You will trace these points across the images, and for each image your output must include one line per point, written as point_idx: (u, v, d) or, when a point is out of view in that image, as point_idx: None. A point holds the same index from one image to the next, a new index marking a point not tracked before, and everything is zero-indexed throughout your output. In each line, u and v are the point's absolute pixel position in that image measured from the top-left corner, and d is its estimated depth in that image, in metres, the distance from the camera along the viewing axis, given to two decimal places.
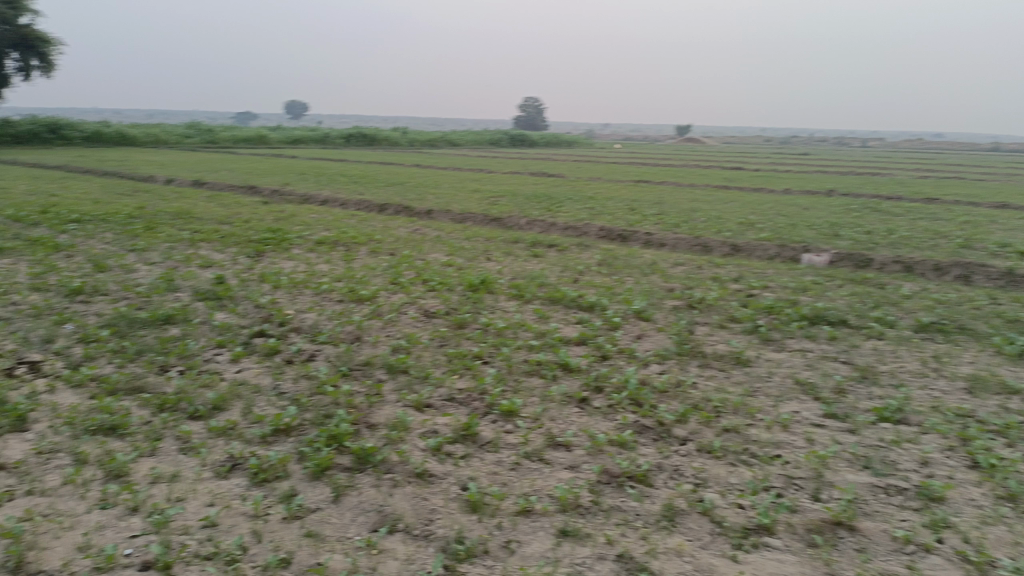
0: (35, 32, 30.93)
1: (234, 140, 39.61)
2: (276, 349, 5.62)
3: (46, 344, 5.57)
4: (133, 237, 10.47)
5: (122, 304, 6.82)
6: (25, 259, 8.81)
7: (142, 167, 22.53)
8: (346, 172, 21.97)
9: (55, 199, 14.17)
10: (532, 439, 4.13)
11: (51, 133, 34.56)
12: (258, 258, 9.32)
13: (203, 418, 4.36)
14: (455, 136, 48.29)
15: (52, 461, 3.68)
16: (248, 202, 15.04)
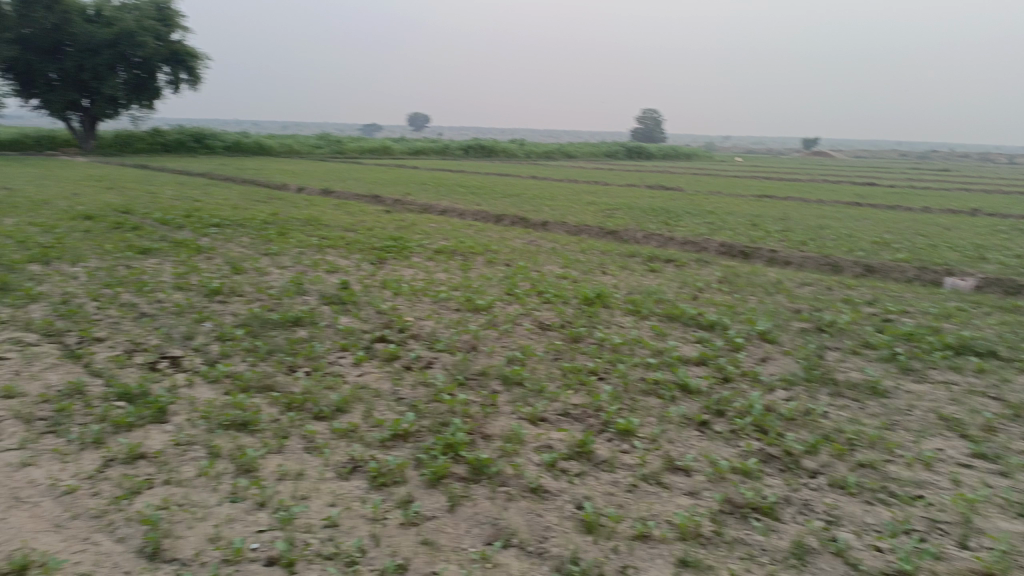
0: (184, 48, 33.63)
1: (360, 151, 41.39)
2: (395, 355, 5.76)
3: (187, 340, 5.96)
4: (266, 241, 11.09)
5: (255, 305, 7.21)
6: (171, 259, 9.50)
7: (276, 175, 23.97)
8: (465, 183, 22.43)
9: (199, 204, 15.27)
10: (650, 461, 4.01)
11: (198, 143, 37.37)
12: (380, 265, 9.64)
13: (326, 419, 4.52)
14: (572, 148, 48.41)
15: (189, 453, 3.90)
16: (371, 210, 15.65)
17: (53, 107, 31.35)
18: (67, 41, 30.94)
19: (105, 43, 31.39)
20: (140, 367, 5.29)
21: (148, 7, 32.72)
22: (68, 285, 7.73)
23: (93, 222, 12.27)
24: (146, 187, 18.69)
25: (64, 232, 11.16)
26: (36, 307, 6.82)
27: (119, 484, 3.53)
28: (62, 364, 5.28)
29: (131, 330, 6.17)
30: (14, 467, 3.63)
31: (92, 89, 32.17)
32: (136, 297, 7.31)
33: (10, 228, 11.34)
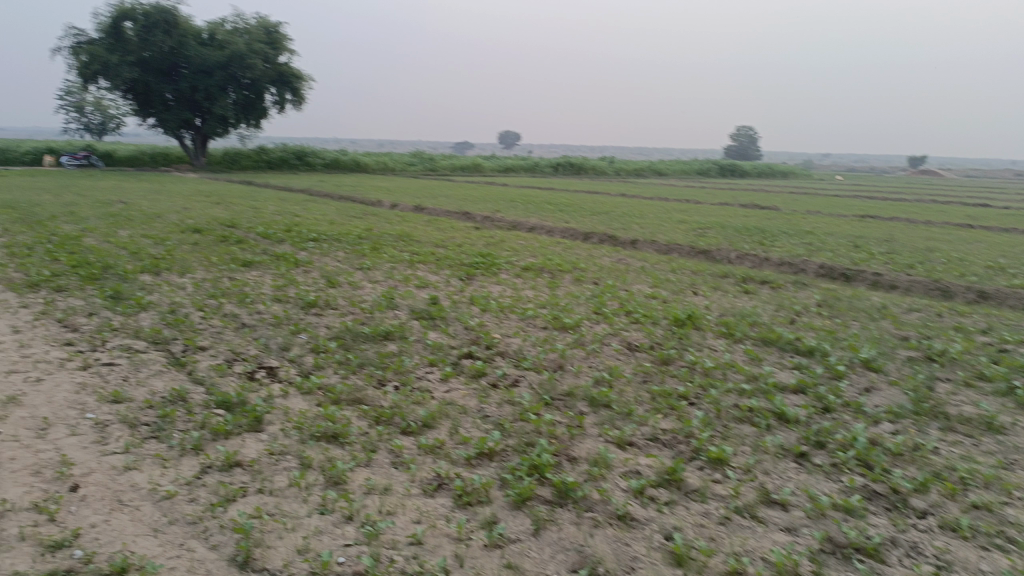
0: (290, 69, 35.11)
1: (452, 168, 42.19)
2: (482, 372, 5.76)
3: (283, 351, 6.17)
4: (360, 256, 11.40)
5: (348, 318, 7.41)
6: (271, 272, 9.90)
7: (371, 192, 24.71)
8: (554, 200, 22.49)
9: (299, 219, 15.90)
10: (743, 493, 3.84)
11: (299, 161, 39.05)
12: (468, 281, 9.74)
13: (413, 435, 4.55)
14: (663, 166, 47.81)
15: (281, 463, 4.00)
16: (461, 226, 15.88)
17: (167, 125, 33.64)
18: (182, 63, 33.08)
19: (217, 65, 33.30)
20: (239, 376, 5.49)
21: (258, 31, 34.39)
22: (176, 295, 8.16)
23: (201, 235, 12.97)
24: (251, 202, 19.65)
25: (174, 244, 11.84)
26: (146, 315, 7.23)
27: (214, 491, 3.66)
28: (168, 371, 5.55)
29: (231, 340, 6.43)
30: (120, 470, 3.82)
31: (204, 108, 34.17)
32: (237, 308, 7.63)
33: (127, 240, 12.12)
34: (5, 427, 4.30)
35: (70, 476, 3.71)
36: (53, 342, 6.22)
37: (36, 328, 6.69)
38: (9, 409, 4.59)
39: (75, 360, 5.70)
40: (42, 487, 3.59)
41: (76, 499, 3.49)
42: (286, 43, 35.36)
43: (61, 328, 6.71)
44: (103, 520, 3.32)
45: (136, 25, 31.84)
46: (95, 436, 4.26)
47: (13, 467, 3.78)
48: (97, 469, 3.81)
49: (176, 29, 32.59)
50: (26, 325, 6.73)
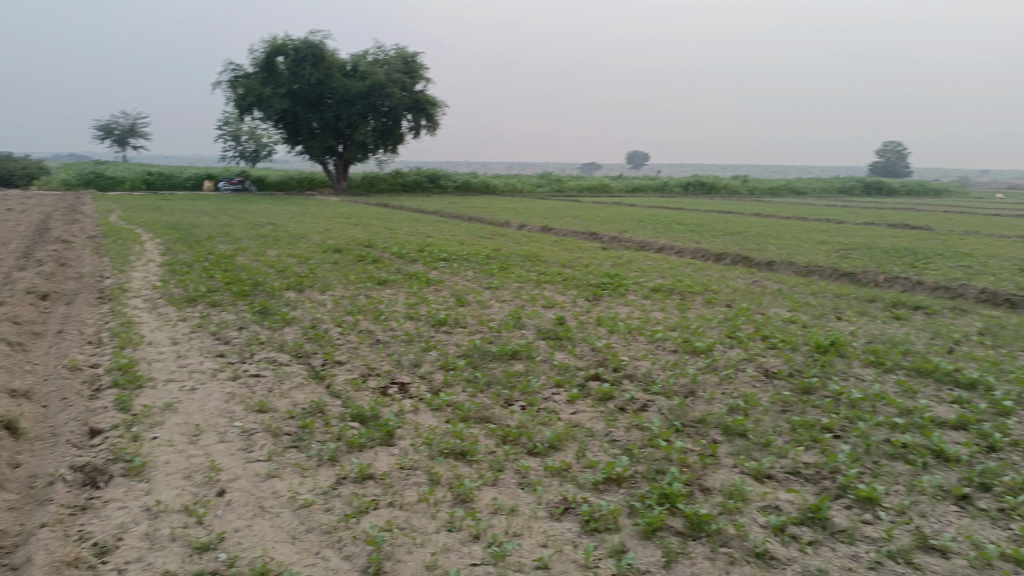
0: (426, 97, 36.39)
1: (580, 189, 42.26)
2: (609, 395, 5.65)
3: (414, 367, 6.33)
4: (489, 275, 11.59)
5: (476, 336, 7.51)
6: (404, 290, 10.25)
7: (500, 212, 25.17)
8: (684, 221, 21.99)
9: (431, 239, 16.41)
10: (897, 536, 3.51)
11: (432, 184, 40.46)
12: (595, 301, 9.65)
13: (540, 456, 4.51)
14: (800, 184, 45.72)
15: (411, 478, 4.07)
16: (589, 247, 15.82)
17: (313, 151, 36.05)
18: (328, 94, 35.21)
19: (359, 94, 35.16)
20: (372, 391, 5.68)
21: (396, 61, 35.87)
22: (317, 311, 8.60)
23: (341, 255, 13.66)
24: (386, 223, 20.54)
25: (316, 263, 12.53)
26: (290, 330, 7.66)
27: (348, 502, 3.76)
28: (308, 383, 5.83)
29: (366, 355, 6.68)
30: (262, 477, 4.03)
31: (346, 135, 36.20)
32: (372, 324, 7.94)
33: (275, 259, 12.96)
34: (164, 432, 4.66)
35: (218, 482, 3.95)
36: (208, 353, 6.71)
37: (194, 340, 7.24)
38: (167, 416, 4.97)
39: (226, 371, 6.12)
40: (193, 491, 3.84)
41: (222, 504, 3.71)
42: (423, 71, 36.66)
43: (215, 340, 7.24)
44: (245, 525, 3.50)
45: (288, 59, 34.40)
46: (241, 444, 4.53)
47: (169, 470, 4.08)
48: (242, 476, 4.04)
49: (322, 62, 34.77)
50: (185, 337, 7.31)
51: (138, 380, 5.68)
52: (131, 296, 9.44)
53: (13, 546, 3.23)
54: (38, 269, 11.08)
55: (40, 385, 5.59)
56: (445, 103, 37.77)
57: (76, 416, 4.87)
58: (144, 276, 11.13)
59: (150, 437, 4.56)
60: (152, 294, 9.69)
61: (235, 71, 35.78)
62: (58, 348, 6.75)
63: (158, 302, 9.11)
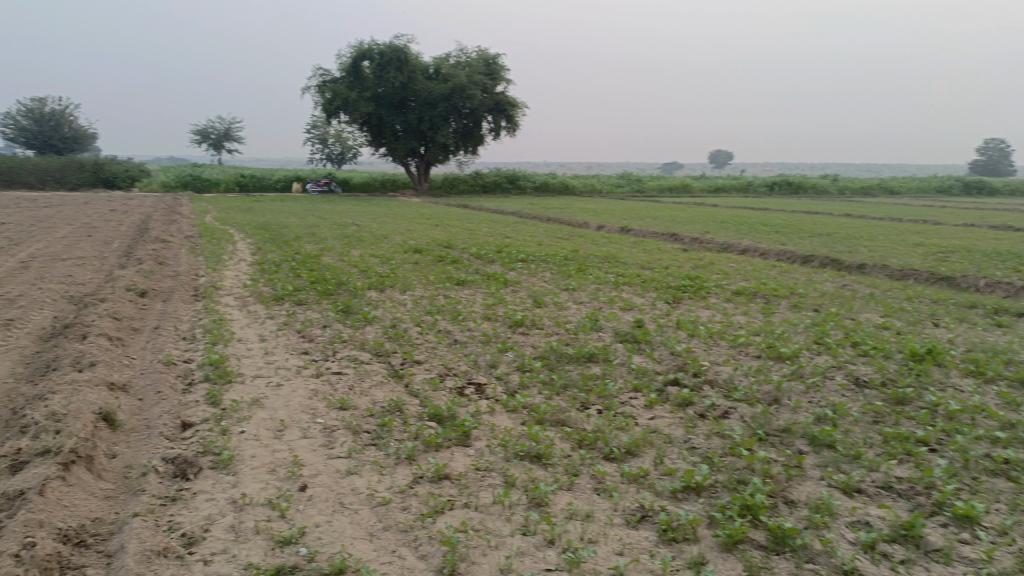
0: (506, 98, 36.56)
1: (660, 189, 41.61)
2: (689, 401, 5.51)
3: (491, 368, 6.35)
4: (566, 276, 11.54)
5: (553, 338, 7.48)
6: (482, 291, 10.32)
7: (578, 213, 25.06)
8: (769, 221, 21.35)
9: (509, 240, 16.48)
10: (1000, 559, 3.28)
11: (511, 185, 40.66)
12: (675, 304, 9.47)
13: (617, 461, 4.44)
14: (894, 183, 43.66)
15: (486, 479, 4.08)
16: (669, 248, 15.54)
17: (396, 153, 36.83)
18: (411, 97, 35.90)
19: (440, 97, 35.67)
20: (450, 391, 5.72)
21: (477, 63, 36.17)
22: (397, 310, 8.76)
23: (420, 255, 13.87)
24: (466, 224, 20.76)
25: (397, 263, 12.77)
26: (371, 329, 7.82)
27: (424, 501, 3.80)
28: (387, 382, 5.93)
29: (444, 355, 6.75)
30: (342, 474, 4.12)
31: (428, 137, 36.82)
32: (450, 325, 8.02)
33: (357, 259, 13.28)
34: (250, 426, 4.83)
35: (300, 477, 4.06)
36: (293, 351, 6.92)
37: (280, 337, 7.49)
38: (254, 411, 5.15)
39: (309, 368, 6.30)
40: (277, 484, 3.96)
41: (304, 499, 3.81)
42: (503, 72, 36.85)
43: (299, 338, 7.46)
44: (325, 521, 3.58)
45: (373, 64, 35.28)
46: (323, 440, 4.64)
47: (254, 464, 4.22)
48: (323, 472, 4.14)
49: (406, 66, 35.46)
50: (272, 334, 7.57)
51: (227, 375, 5.92)
52: (223, 295, 9.86)
53: (109, 533, 3.39)
54: (139, 267, 11.71)
55: (138, 378, 5.89)
56: (525, 104, 37.92)
57: (169, 409, 5.11)
58: (236, 275, 11.60)
59: (237, 432, 4.74)
60: (242, 292, 10.08)
61: (322, 76, 36.97)
62: (154, 343, 7.11)
63: (247, 300, 9.47)
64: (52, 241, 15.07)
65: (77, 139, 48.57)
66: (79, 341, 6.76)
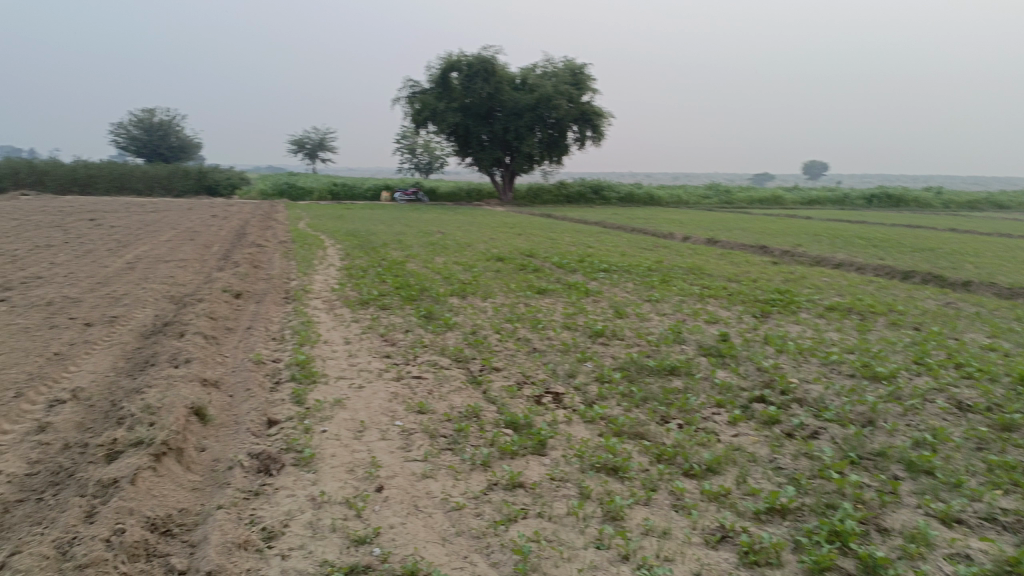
0: (592, 108, 36.39)
1: (749, 201, 40.49)
2: (775, 419, 5.30)
3: (569, 378, 6.29)
4: (650, 287, 11.36)
5: (634, 349, 7.35)
6: (563, 300, 10.28)
7: (664, 224, 24.68)
8: (866, 235, 20.42)
9: (592, 250, 16.37)
10: None
11: (596, 195, 40.46)
12: (763, 319, 9.16)
13: (697, 478, 4.30)
14: (1006, 197, 41.03)
15: (561, 490, 4.02)
16: (758, 261, 15.08)
17: (482, 163, 37.29)
18: (498, 107, 36.29)
19: (527, 107, 35.88)
20: (527, 399, 5.70)
21: (564, 73, 36.22)
22: (478, 317, 8.82)
23: (503, 263, 13.95)
24: (549, 233, 20.77)
25: (480, 270, 12.89)
26: (451, 334, 7.90)
27: (498, 509, 3.78)
28: (466, 388, 5.96)
29: (523, 363, 6.74)
30: (418, 477, 4.14)
31: (514, 147, 37.13)
32: (530, 333, 8.01)
33: (441, 266, 13.49)
34: (331, 426, 4.94)
35: (377, 478, 4.12)
36: (375, 354, 7.07)
37: (364, 340, 7.67)
38: (336, 411, 5.27)
39: (390, 371, 6.40)
40: (354, 484, 4.03)
41: (380, 500, 3.85)
42: (590, 81, 36.72)
43: (382, 341, 7.61)
44: (400, 523, 3.61)
45: (461, 75, 35.90)
46: (401, 443, 4.70)
47: (334, 463, 4.31)
48: (399, 474, 4.18)
49: (493, 76, 35.90)
50: (356, 337, 7.75)
51: (312, 375, 6.09)
52: (312, 298, 10.18)
53: (193, 524, 3.52)
54: (235, 270, 12.25)
55: (229, 376, 6.14)
56: (611, 114, 37.69)
57: (256, 407, 5.29)
58: (324, 279, 11.97)
59: (319, 431, 4.86)
60: (330, 296, 10.38)
61: (413, 87, 37.92)
62: (246, 342, 7.40)
63: (334, 304, 9.75)
64: (158, 244, 15.96)
65: (183, 148, 51.39)
66: (177, 338, 7.11)
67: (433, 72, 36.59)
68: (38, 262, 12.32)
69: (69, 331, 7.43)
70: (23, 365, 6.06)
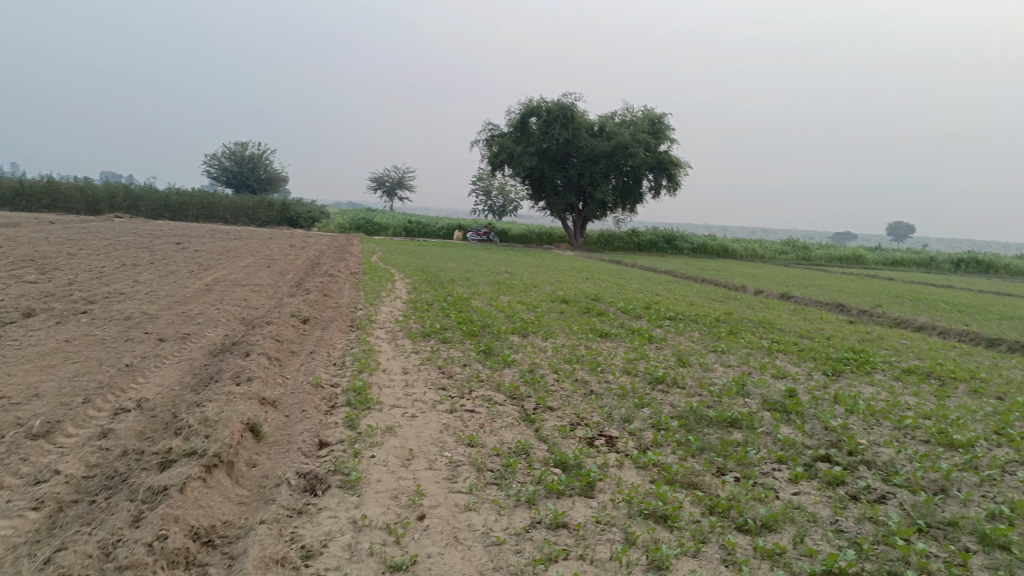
0: (669, 158, 36.15)
1: (827, 259, 39.34)
2: (840, 479, 5.02)
3: (625, 423, 6.15)
4: (716, 338, 11.11)
5: (694, 399, 7.15)
6: (625, 345, 10.14)
7: (736, 277, 24.17)
8: (952, 300, 19.52)
9: (659, 298, 16.18)
10: None
11: (668, 245, 40.08)
12: (833, 377, 8.81)
13: (750, 534, 4.11)
14: None
15: (606, 534, 3.89)
16: (833, 319, 14.55)
17: (555, 207, 37.54)
18: (574, 153, 36.58)
19: (603, 154, 36.02)
20: (579, 440, 5.59)
21: (643, 122, 36.22)
22: (537, 356, 8.76)
23: (567, 306, 13.89)
24: (617, 279, 20.60)
25: (544, 311, 12.86)
26: (509, 371, 7.86)
27: (538, 547, 3.68)
28: (518, 425, 5.88)
29: (578, 404, 6.63)
30: (461, 509, 4.09)
31: (587, 193, 37.26)
32: (588, 375, 7.89)
33: (505, 304, 13.52)
34: (380, 452, 4.95)
35: (420, 506, 4.08)
36: (432, 385, 7.08)
37: (421, 371, 7.70)
38: (386, 438, 5.28)
39: (445, 403, 6.39)
40: (396, 511, 4.00)
41: (420, 528, 3.81)
42: (668, 131, 36.60)
43: (439, 373, 7.63)
44: (438, 552, 3.55)
45: (541, 120, 36.40)
46: (447, 473, 4.65)
47: (379, 488, 4.30)
48: (442, 504, 4.13)
49: (572, 123, 36.25)
50: (414, 368, 7.80)
51: (367, 401, 6.13)
52: (376, 327, 10.33)
53: (235, 537, 3.55)
54: (306, 297, 12.57)
55: (287, 396, 6.26)
56: (688, 164, 37.41)
57: (310, 428, 5.36)
58: (390, 310, 12.16)
59: (368, 456, 4.87)
60: (393, 327, 10.52)
61: (492, 131, 38.71)
62: (307, 366, 7.54)
63: (397, 335, 9.86)
64: (236, 268, 16.59)
65: (270, 181, 53.64)
66: (242, 357, 7.31)
67: (513, 117, 37.30)
68: (124, 280, 12.95)
69: (143, 345, 7.74)
70: (95, 373, 6.32)
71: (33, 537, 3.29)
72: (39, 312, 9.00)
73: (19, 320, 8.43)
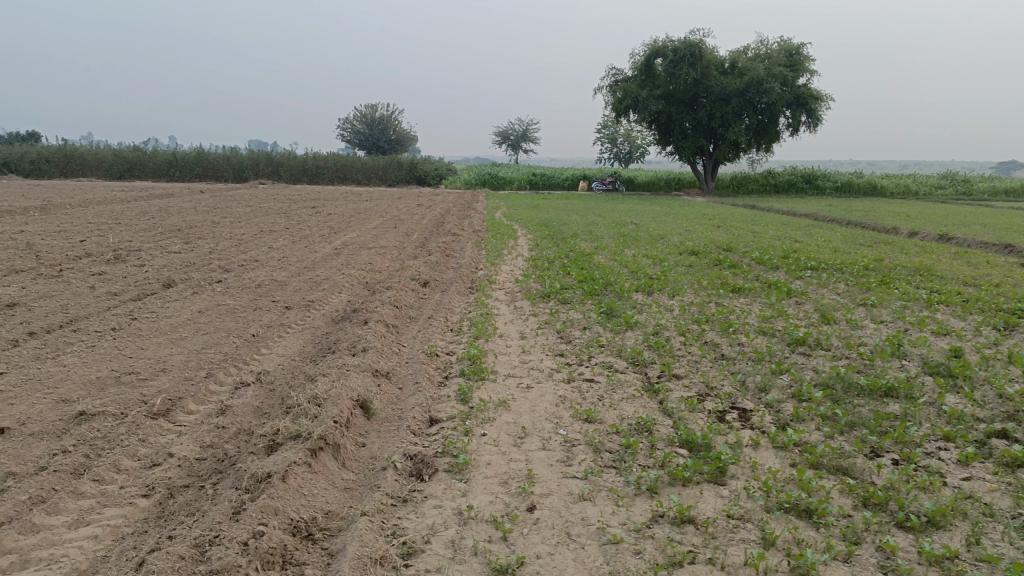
0: (810, 91, 33.13)
1: (992, 192, 35.32)
2: (1021, 461, 4.26)
3: (761, 393, 5.57)
4: (865, 290, 10.03)
5: (841, 363, 6.40)
6: (760, 300, 9.37)
7: (885, 217, 22.09)
8: None
9: (799, 245, 14.98)
10: None
11: (808, 184, 37.41)
12: (1006, 332, 7.69)
13: (912, 532, 3.51)
14: None
15: (739, 534, 3.43)
16: (1002, 262, 12.90)
17: (683, 151, 35.95)
18: (705, 94, 34.87)
19: (735, 92, 33.87)
20: (708, 415, 5.09)
21: (779, 54, 33.48)
22: (662, 316, 8.22)
23: (697, 258, 13.10)
24: (751, 226, 19.36)
25: (671, 265, 12.14)
26: (631, 335, 7.39)
27: (660, 548, 3.27)
28: (640, 397, 5.44)
29: (707, 371, 6.09)
30: (575, 499, 3.75)
31: (718, 134, 35.29)
32: (718, 337, 7.28)
33: (629, 259, 12.94)
34: (491, 430, 4.68)
35: (530, 495, 3.78)
36: (549, 351, 6.76)
37: (539, 336, 7.39)
38: (499, 413, 5.01)
39: (562, 372, 6.06)
40: (505, 500, 3.73)
41: (530, 522, 3.51)
42: (808, 62, 33.59)
43: (558, 338, 7.30)
44: (548, 552, 3.23)
45: (666, 61, 34.73)
46: (562, 455, 4.33)
47: (488, 473, 4.03)
48: (554, 492, 3.82)
49: (701, 62, 34.16)
50: (532, 333, 7.48)
51: (481, 371, 5.89)
52: (495, 289, 10.13)
53: (336, 530, 3.40)
54: (428, 258, 12.55)
55: (401, 367, 6.14)
56: (831, 97, 34.37)
57: (422, 402, 5.19)
58: (510, 270, 11.90)
59: (479, 434, 4.62)
60: (513, 288, 10.26)
61: (616, 76, 37.35)
62: (424, 333, 7.42)
63: (516, 296, 9.59)
64: (364, 230, 16.90)
65: (399, 141, 54.63)
66: (361, 325, 7.28)
67: (638, 59, 35.83)
68: (259, 246, 13.46)
69: (269, 313, 7.91)
70: (223, 345, 6.47)
71: (140, 528, 3.33)
72: (178, 282, 9.44)
73: (160, 293, 8.82)
